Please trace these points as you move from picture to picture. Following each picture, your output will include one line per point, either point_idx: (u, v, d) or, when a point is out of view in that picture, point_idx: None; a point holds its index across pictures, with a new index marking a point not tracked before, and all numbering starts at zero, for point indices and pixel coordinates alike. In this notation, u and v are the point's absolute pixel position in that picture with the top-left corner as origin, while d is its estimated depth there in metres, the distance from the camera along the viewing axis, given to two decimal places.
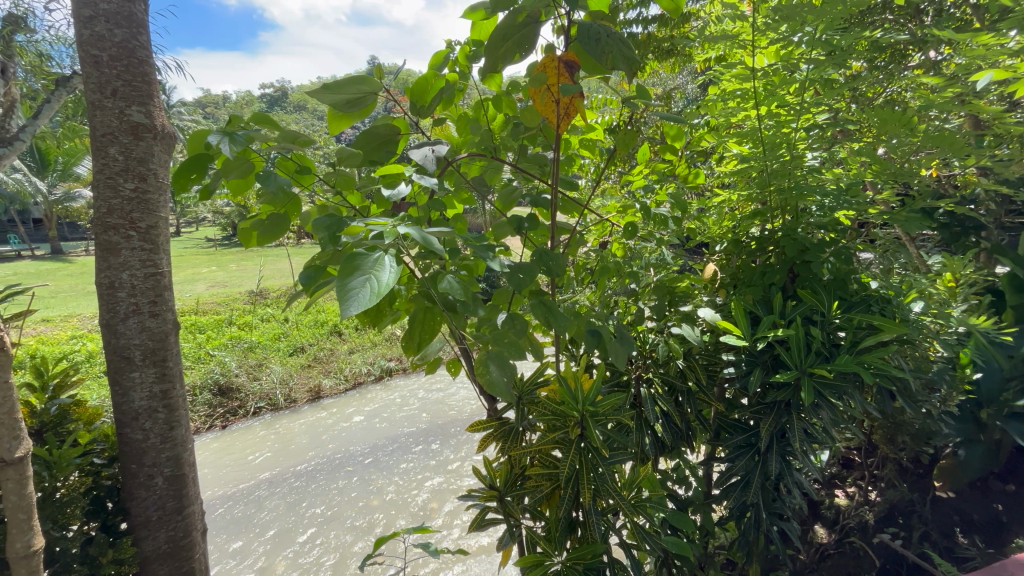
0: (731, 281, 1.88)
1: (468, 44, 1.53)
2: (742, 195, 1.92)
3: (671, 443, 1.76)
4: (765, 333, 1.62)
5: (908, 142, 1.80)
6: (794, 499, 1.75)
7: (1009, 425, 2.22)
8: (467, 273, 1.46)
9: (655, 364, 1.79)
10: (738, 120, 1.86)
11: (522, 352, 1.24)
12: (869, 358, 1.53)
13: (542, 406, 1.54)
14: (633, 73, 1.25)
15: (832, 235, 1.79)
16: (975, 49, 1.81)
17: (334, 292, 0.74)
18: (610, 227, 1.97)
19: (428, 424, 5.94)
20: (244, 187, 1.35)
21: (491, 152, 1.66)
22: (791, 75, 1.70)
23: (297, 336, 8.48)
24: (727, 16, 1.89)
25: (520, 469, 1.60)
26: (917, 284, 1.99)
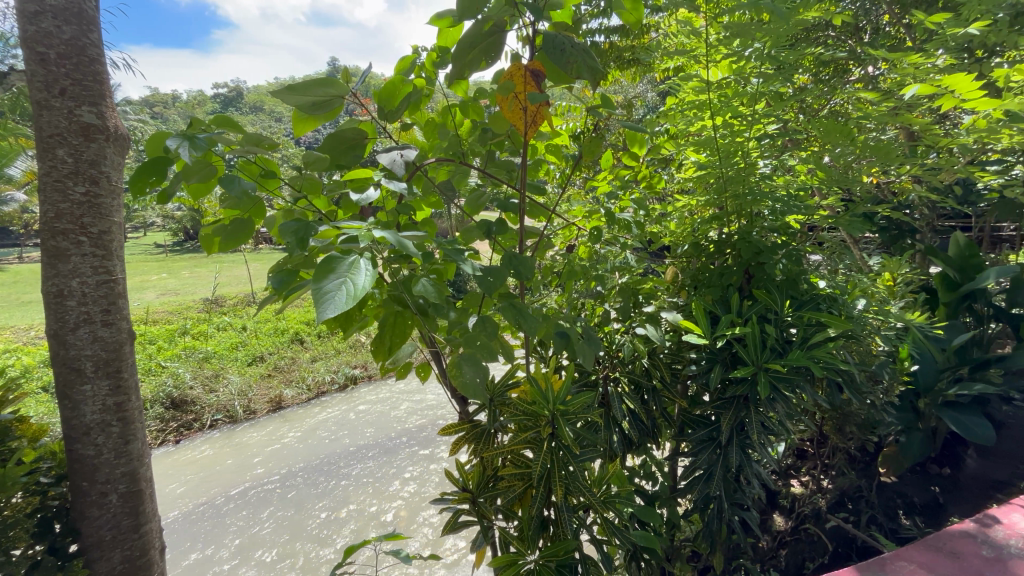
0: (692, 283, 1.97)
1: (435, 51, 1.55)
2: (701, 200, 2.01)
3: (638, 439, 1.82)
4: (724, 331, 1.72)
5: (850, 151, 1.93)
6: (753, 489, 1.84)
7: (943, 412, 2.42)
8: (437, 277, 1.47)
9: (621, 364, 1.86)
10: (695, 129, 1.95)
11: (494, 354, 1.27)
12: (818, 352, 1.65)
13: (513, 407, 1.56)
14: (597, 83, 1.31)
15: (783, 238, 1.90)
16: (905, 68, 1.97)
17: (309, 295, 0.74)
18: (576, 231, 2.02)
19: (396, 431, 5.85)
20: (206, 191, 1.31)
21: (459, 157, 1.68)
22: (743, 88, 1.80)
23: (256, 344, 8.18)
24: (683, 31, 1.99)
25: (492, 471, 1.62)
26: (860, 284, 2.14)
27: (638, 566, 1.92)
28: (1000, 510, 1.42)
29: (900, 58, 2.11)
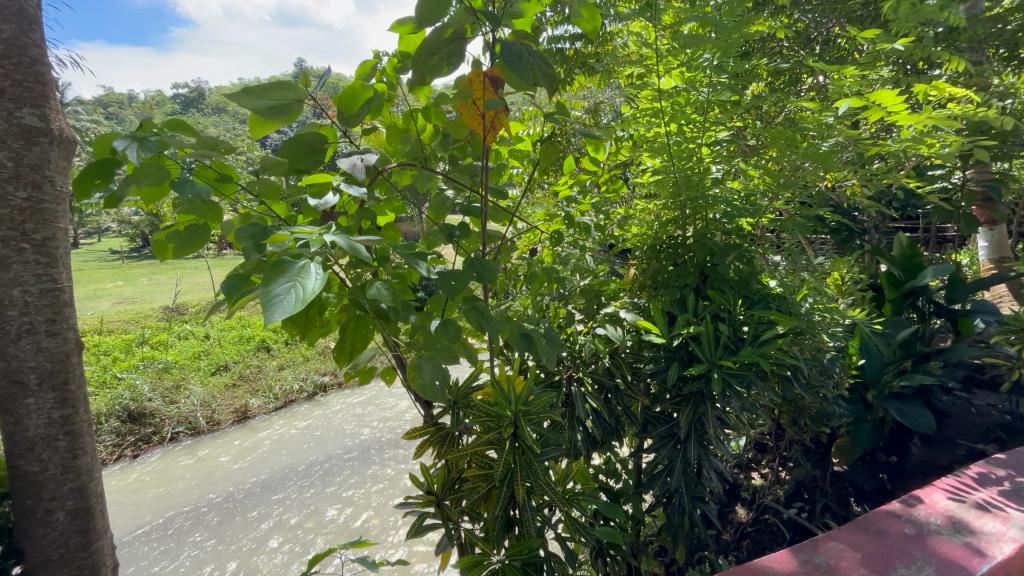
0: (651, 284, 2.03)
1: (396, 56, 1.56)
2: (658, 204, 2.08)
3: (601, 437, 1.87)
4: (680, 330, 1.82)
5: (795, 157, 2.05)
6: (712, 482, 1.90)
7: (887, 403, 2.57)
8: (399, 281, 1.48)
9: (584, 364, 1.91)
10: (652, 135, 2.03)
11: (455, 356, 1.28)
12: (768, 349, 1.75)
13: (476, 408, 1.58)
14: (555, 90, 1.32)
15: (736, 240, 1.98)
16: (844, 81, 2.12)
17: (258, 300, 0.75)
18: (539, 235, 2.06)
19: (366, 438, 5.75)
20: (158, 196, 1.29)
21: (421, 162, 1.68)
22: (695, 96, 1.89)
23: (220, 353, 7.92)
24: (639, 40, 2.07)
25: (457, 473, 1.63)
26: (809, 283, 2.25)
27: (604, 562, 1.96)
28: (924, 489, 1.50)
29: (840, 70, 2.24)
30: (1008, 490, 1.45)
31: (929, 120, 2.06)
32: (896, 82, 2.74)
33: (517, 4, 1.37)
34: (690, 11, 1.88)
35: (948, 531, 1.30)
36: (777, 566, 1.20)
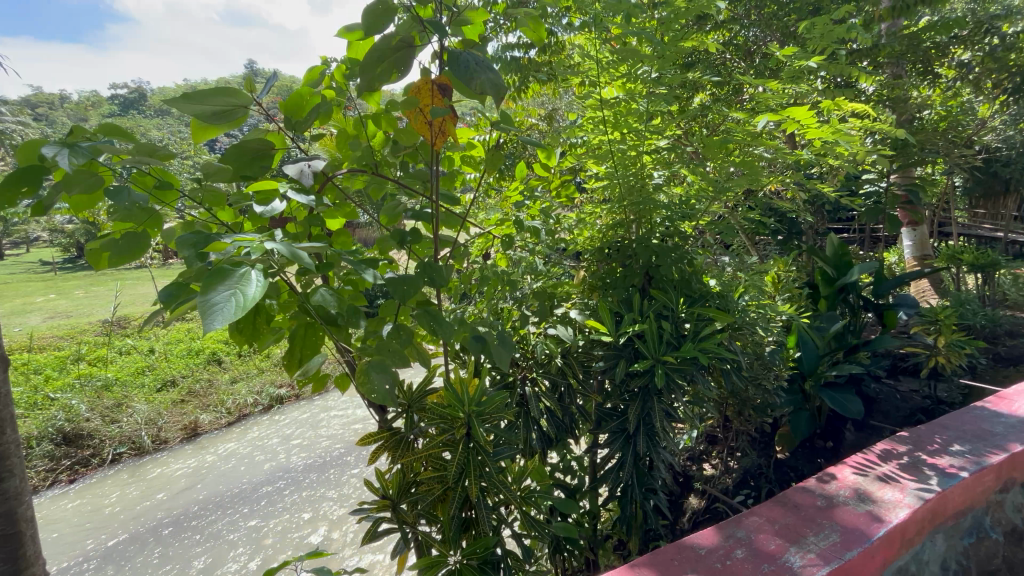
0: (600, 285, 2.12)
1: (344, 63, 1.57)
2: (604, 208, 2.17)
3: (555, 435, 1.92)
4: (626, 328, 1.92)
5: (727, 164, 2.21)
6: (661, 473, 1.99)
7: (821, 392, 2.76)
8: (351, 288, 1.48)
9: (538, 364, 1.96)
10: (597, 143, 2.12)
11: (407, 360, 1.30)
12: (706, 344, 1.87)
13: (430, 411, 1.60)
14: (501, 101, 1.31)
15: (677, 242, 2.09)
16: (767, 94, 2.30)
17: (196, 307, 0.75)
18: (492, 240, 2.09)
19: (325, 450, 5.61)
20: (91, 203, 1.24)
21: (373, 168, 1.67)
22: (635, 107, 2.00)
23: (166, 368, 7.52)
24: (582, 52, 2.17)
25: (412, 476, 1.64)
26: (746, 282, 2.40)
27: (561, 558, 2.01)
28: (836, 467, 1.62)
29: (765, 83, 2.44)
30: (905, 462, 1.58)
31: (832, 134, 2.30)
32: (821, 95, 2.98)
33: (465, 12, 1.39)
34: (630, 26, 2.00)
35: (852, 501, 1.42)
36: (702, 543, 1.29)
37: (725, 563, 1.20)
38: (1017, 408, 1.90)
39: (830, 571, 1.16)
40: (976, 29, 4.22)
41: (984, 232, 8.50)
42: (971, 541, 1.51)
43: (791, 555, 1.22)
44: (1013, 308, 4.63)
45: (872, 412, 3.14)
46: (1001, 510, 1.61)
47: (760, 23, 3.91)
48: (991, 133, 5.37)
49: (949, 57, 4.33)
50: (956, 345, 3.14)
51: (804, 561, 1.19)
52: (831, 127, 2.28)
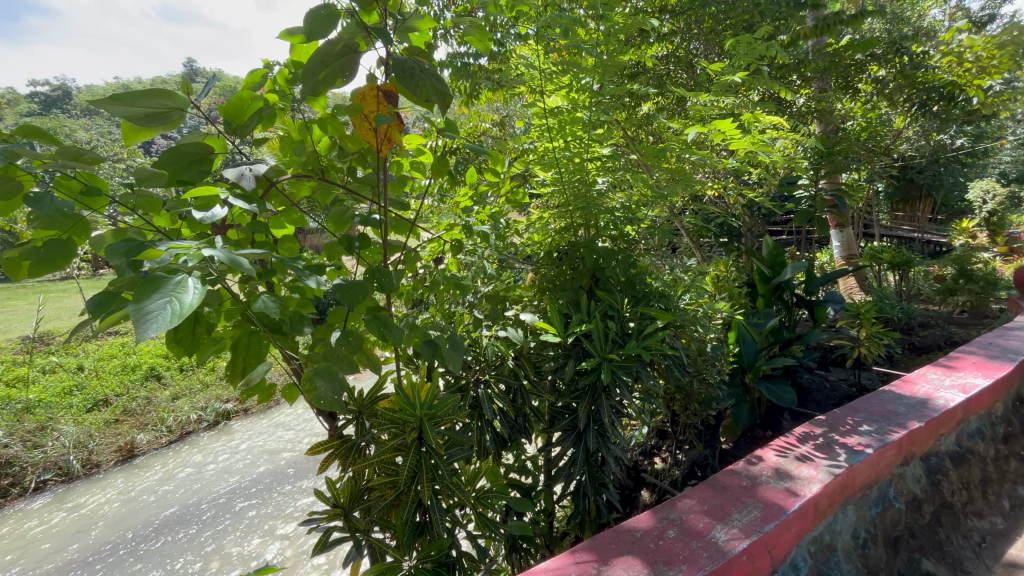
0: (549, 287, 2.19)
1: (287, 66, 1.53)
2: (551, 212, 2.24)
3: (508, 436, 1.96)
4: (573, 329, 1.98)
5: (665, 172, 2.35)
6: (610, 468, 2.06)
7: (759, 384, 2.94)
8: (298, 295, 1.45)
9: (490, 366, 1.99)
10: (543, 151, 2.19)
11: (355, 366, 1.29)
12: (648, 342, 1.97)
13: (380, 417, 1.60)
14: (447, 109, 1.33)
15: (621, 245, 2.19)
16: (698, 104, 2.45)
17: (128, 315, 0.74)
18: (443, 245, 2.10)
19: (274, 465, 5.40)
20: (8, 210, 1.16)
21: (320, 173, 1.63)
22: (578, 117, 2.09)
23: (97, 386, 7.00)
24: (527, 63, 2.25)
25: (364, 484, 1.62)
26: (686, 282, 2.54)
27: (518, 556, 2.04)
28: (762, 450, 1.75)
29: (691, 97, 2.63)
30: (821, 442, 1.73)
31: (753, 144, 2.50)
32: (751, 105, 3.20)
33: (411, 20, 1.37)
34: (570, 37, 2.09)
35: (773, 479, 1.54)
36: (638, 526, 1.37)
37: (658, 543, 1.28)
38: (918, 390, 2.11)
39: (751, 543, 1.25)
40: (889, 48, 4.58)
41: (902, 232, 9.28)
42: (877, 511, 1.68)
43: (717, 532, 1.31)
44: (927, 302, 5.08)
45: (805, 401, 3.37)
46: (903, 481, 1.79)
47: (700, 37, 4.15)
48: (905, 143, 5.88)
49: (867, 73, 4.70)
50: (875, 336, 3.43)
51: (729, 536, 1.28)
52: (750, 139, 2.50)
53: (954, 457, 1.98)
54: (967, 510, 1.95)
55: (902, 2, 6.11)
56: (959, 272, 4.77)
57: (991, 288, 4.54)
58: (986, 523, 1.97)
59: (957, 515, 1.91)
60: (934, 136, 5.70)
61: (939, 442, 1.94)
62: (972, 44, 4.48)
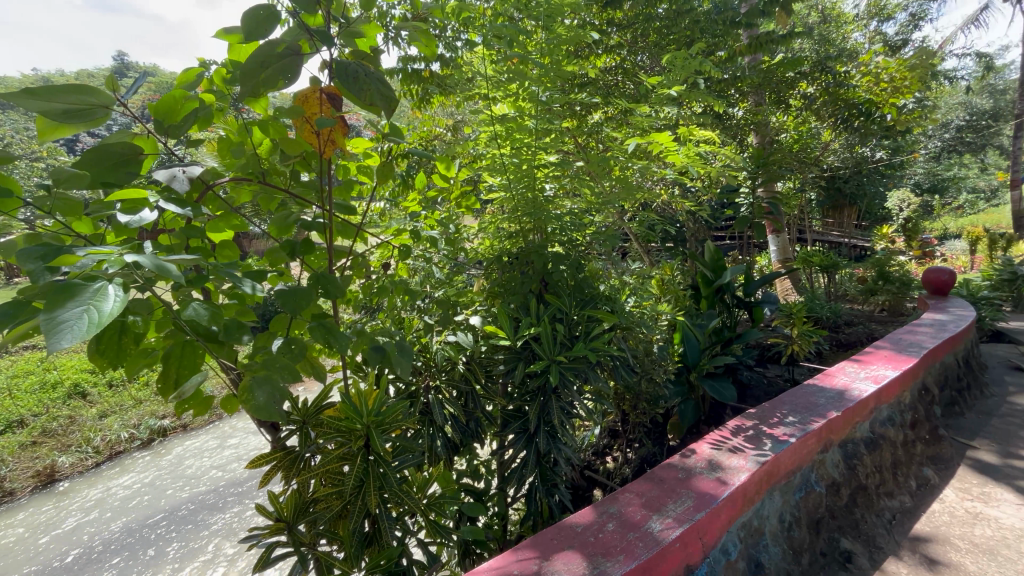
0: (499, 292, 2.22)
1: (225, 66, 1.46)
2: (501, 218, 2.28)
3: (459, 440, 1.96)
4: (522, 332, 2.03)
5: (609, 181, 2.45)
6: (562, 468, 2.10)
7: (703, 382, 3.06)
8: (236, 303, 1.40)
9: (440, 371, 1.99)
10: (492, 158, 2.23)
11: (297, 375, 1.24)
12: (595, 343, 2.04)
13: (326, 426, 1.56)
14: (393, 113, 1.31)
15: (569, 250, 2.26)
16: (638, 115, 2.57)
17: (38, 325, 0.70)
18: (392, 250, 2.08)
19: (218, 482, 5.13)
20: None
21: (260, 177, 1.57)
22: (526, 125, 2.14)
23: (11, 406, 6.38)
24: (476, 71, 2.29)
25: (309, 496, 1.58)
26: (632, 285, 2.64)
27: (470, 562, 2.03)
28: (698, 444, 1.84)
29: (634, 109, 2.75)
30: (752, 434, 1.84)
31: (689, 156, 2.65)
32: (691, 118, 3.36)
33: (357, 24, 1.35)
34: (517, 48, 2.15)
35: (707, 470, 1.63)
36: (579, 521, 1.41)
37: (597, 536, 1.33)
38: (838, 382, 2.30)
39: (684, 531, 1.32)
40: (815, 67, 4.95)
41: (832, 237, 9.95)
42: (801, 496, 1.82)
43: (654, 522, 1.37)
44: (852, 302, 5.50)
45: (745, 397, 3.56)
46: (824, 467, 1.94)
47: (646, 50, 4.36)
48: (832, 156, 6.36)
49: (798, 89, 5.05)
50: (806, 334, 3.67)
51: (664, 526, 1.35)
52: (686, 151, 2.65)
53: (869, 444, 2.16)
54: (881, 491, 2.14)
55: (826, 25, 6.60)
56: (878, 273, 5.15)
57: (905, 288, 4.97)
58: (897, 502, 2.17)
59: (872, 496, 2.08)
60: (857, 149, 6.17)
61: (857, 430, 2.11)
62: (886, 66, 4.91)
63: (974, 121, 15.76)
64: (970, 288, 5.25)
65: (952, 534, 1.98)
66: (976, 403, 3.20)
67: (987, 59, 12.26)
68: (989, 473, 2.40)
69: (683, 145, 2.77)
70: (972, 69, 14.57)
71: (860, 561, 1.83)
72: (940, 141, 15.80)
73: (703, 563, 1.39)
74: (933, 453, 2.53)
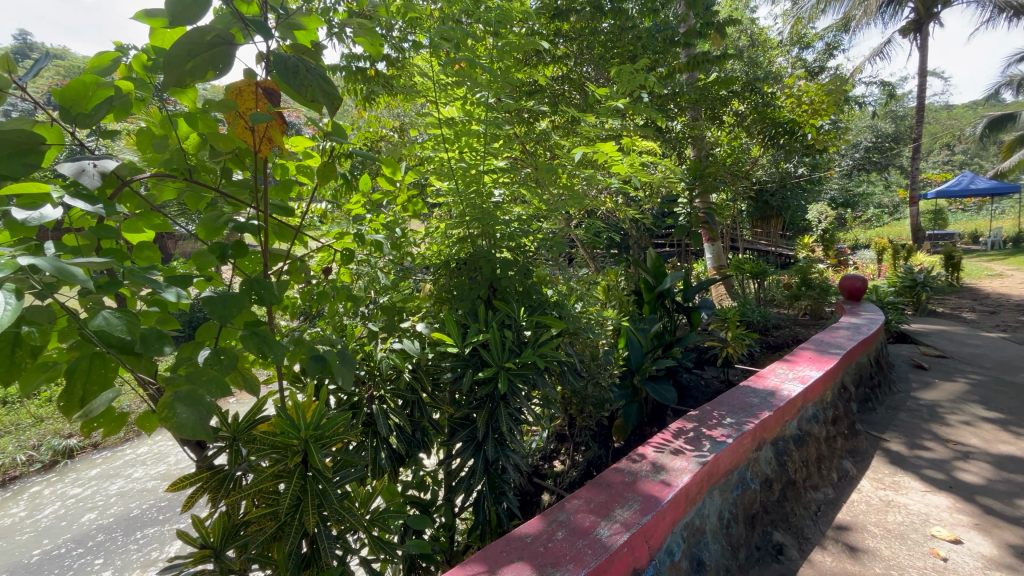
0: (446, 298, 2.19)
1: (146, 53, 1.34)
2: (449, 222, 2.24)
3: (404, 451, 1.91)
4: (470, 338, 2.00)
5: (556, 188, 2.48)
6: (510, 475, 2.08)
7: (646, 385, 3.15)
8: (158, 311, 1.27)
9: (385, 381, 1.93)
10: (440, 161, 2.20)
11: (225, 389, 1.14)
12: (543, 349, 2.05)
13: (258, 441, 1.46)
14: (335, 111, 1.24)
15: (517, 256, 2.26)
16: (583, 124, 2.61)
17: None
18: (333, 254, 1.99)
19: (135, 507, 4.70)
20: None
21: (186, 174, 1.44)
22: (476, 129, 2.12)
23: None
24: (422, 73, 2.27)
25: (238, 519, 1.48)
26: (579, 291, 2.67)
27: None
28: (642, 447, 1.89)
29: (581, 119, 2.81)
30: (692, 436, 1.91)
31: (631, 166, 2.73)
32: (634, 130, 3.48)
33: (296, 15, 1.28)
34: (465, 53, 2.14)
35: (651, 473, 1.67)
36: (528, 532, 1.40)
37: (547, 546, 1.32)
38: (768, 383, 2.45)
39: (631, 535, 1.34)
40: (745, 87, 5.29)
41: (760, 246, 10.64)
42: (737, 493, 1.91)
43: (601, 528, 1.38)
44: (778, 306, 5.89)
45: (685, 398, 3.71)
46: (757, 465, 2.05)
47: (591, 62, 4.51)
48: (761, 170, 6.81)
49: (731, 107, 5.37)
50: (740, 337, 3.89)
51: (612, 531, 1.36)
52: (630, 161, 2.74)
53: (797, 440, 2.31)
54: (806, 485, 2.29)
55: (755, 49, 7.07)
56: (801, 280, 5.56)
57: (824, 294, 5.39)
58: (821, 494, 2.33)
59: (798, 489, 2.22)
60: (782, 165, 6.64)
61: (785, 428, 2.25)
62: (806, 90, 5.36)
63: (879, 144, 17.30)
64: (878, 293, 5.79)
65: (869, 521, 2.15)
66: (885, 399, 3.51)
67: (890, 87, 13.63)
68: (898, 463, 2.63)
69: (627, 155, 2.85)
70: (877, 96, 16.15)
71: (789, 552, 1.94)
72: (851, 159, 17.36)
73: (649, 566, 1.42)
74: (851, 447, 2.75)
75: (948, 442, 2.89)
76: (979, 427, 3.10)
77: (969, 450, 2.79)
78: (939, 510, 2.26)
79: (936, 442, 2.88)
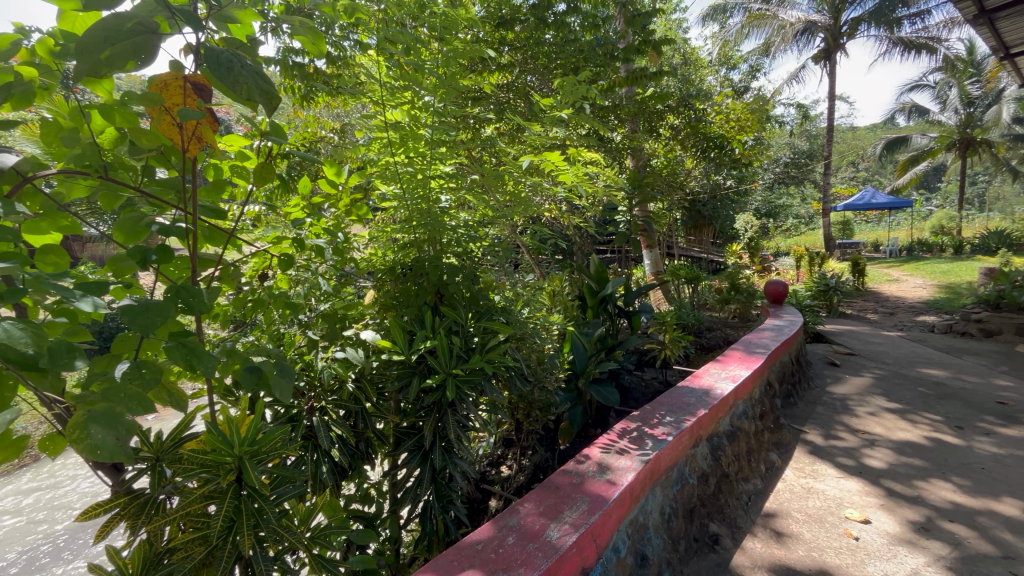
0: (390, 304, 2.14)
1: (53, 37, 1.21)
2: (395, 226, 2.20)
3: (347, 464, 1.85)
4: (417, 345, 1.97)
5: (503, 194, 2.49)
6: (458, 483, 2.06)
7: (590, 387, 3.21)
8: (67, 321, 1.14)
9: (327, 391, 1.86)
10: (385, 165, 2.14)
11: (147, 406, 1.04)
12: (491, 355, 2.05)
13: (185, 462, 1.36)
14: (272, 111, 1.18)
15: (465, 262, 2.25)
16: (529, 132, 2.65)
17: None
18: (269, 260, 1.89)
19: (28, 545, 4.17)
20: None
21: (100, 171, 1.30)
22: (421, 134, 2.09)
23: None
24: (366, 73, 2.21)
25: (163, 546, 1.37)
26: (525, 297, 2.70)
27: None
28: (589, 448, 1.93)
29: (527, 127, 2.85)
30: (635, 436, 1.98)
31: (575, 175, 2.78)
32: (577, 139, 3.56)
33: (230, 8, 1.20)
34: (412, 57, 2.11)
35: (597, 474, 1.71)
36: (479, 538, 1.39)
37: (497, 552, 1.32)
38: (704, 383, 2.58)
39: (580, 535, 1.37)
40: (680, 103, 5.56)
41: (694, 253, 11.26)
42: (677, 489, 2.00)
43: (551, 530, 1.40)
44: (711, 310, 6.25)
45: (627, 399, 3.84)
46: (695, 461, 2.16)
47: (535, 71, 4.58)
48: (693, 182, 7.21)
49: (667, 121, 5.63)
50: (676, 339, 4.08)
51: (561, 533, 1.38)
52: (574, 170, 2.82)
53: (730, 436, 2.45)
54: (738, 477, 2.43)
55: (688, 67, 7.50)
56: (730, 286, 5.93)
57: (751, 298, 5.78)
58: (751, 485, 2.48)
59: (731, 482, 2.36)
60: (713, 177, 7.07)
61: (719, 424, 2.38)
62: (733, 108, 5.75)
63: (797, 160, 18.86)
64: (797, 297, 6.30)
65: (793, 508, 2.33)
66: (804, 394, 3.82)
67: (804, 109, 14.89)
68: (817, 453, 2.87)
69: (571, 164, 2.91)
70: (794, 117, 17.61)
71: (724, 542, 2.06)
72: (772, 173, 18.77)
73: (597, 564, 1.46)
74: (776, 440, 2.96)
75: (857, 431, 3.19)
76: (882, 417, 3.44)
77: (874, 438, 3.09)
78: (851, 494, 2.48)
79: (847, 432, 3.17)
